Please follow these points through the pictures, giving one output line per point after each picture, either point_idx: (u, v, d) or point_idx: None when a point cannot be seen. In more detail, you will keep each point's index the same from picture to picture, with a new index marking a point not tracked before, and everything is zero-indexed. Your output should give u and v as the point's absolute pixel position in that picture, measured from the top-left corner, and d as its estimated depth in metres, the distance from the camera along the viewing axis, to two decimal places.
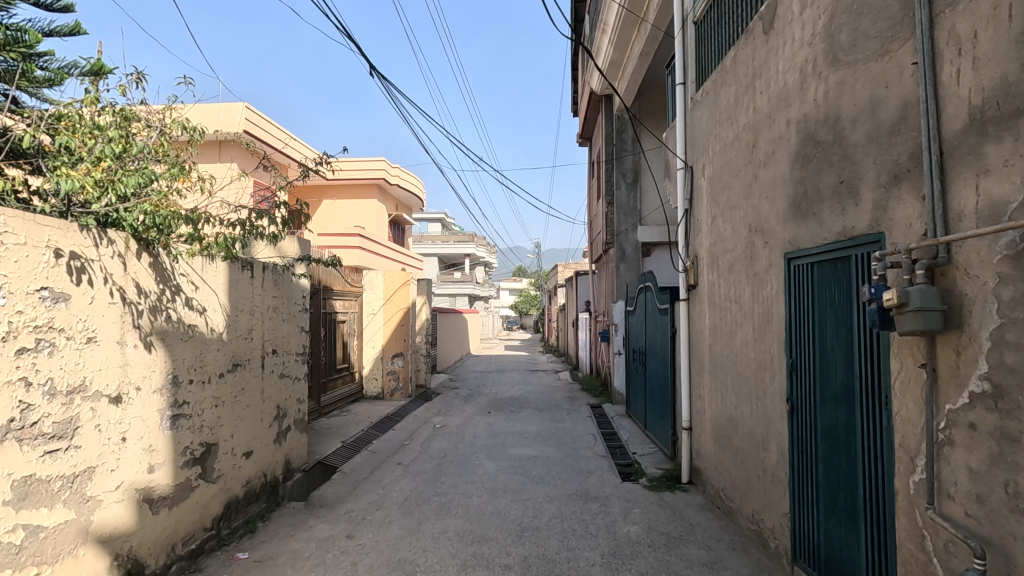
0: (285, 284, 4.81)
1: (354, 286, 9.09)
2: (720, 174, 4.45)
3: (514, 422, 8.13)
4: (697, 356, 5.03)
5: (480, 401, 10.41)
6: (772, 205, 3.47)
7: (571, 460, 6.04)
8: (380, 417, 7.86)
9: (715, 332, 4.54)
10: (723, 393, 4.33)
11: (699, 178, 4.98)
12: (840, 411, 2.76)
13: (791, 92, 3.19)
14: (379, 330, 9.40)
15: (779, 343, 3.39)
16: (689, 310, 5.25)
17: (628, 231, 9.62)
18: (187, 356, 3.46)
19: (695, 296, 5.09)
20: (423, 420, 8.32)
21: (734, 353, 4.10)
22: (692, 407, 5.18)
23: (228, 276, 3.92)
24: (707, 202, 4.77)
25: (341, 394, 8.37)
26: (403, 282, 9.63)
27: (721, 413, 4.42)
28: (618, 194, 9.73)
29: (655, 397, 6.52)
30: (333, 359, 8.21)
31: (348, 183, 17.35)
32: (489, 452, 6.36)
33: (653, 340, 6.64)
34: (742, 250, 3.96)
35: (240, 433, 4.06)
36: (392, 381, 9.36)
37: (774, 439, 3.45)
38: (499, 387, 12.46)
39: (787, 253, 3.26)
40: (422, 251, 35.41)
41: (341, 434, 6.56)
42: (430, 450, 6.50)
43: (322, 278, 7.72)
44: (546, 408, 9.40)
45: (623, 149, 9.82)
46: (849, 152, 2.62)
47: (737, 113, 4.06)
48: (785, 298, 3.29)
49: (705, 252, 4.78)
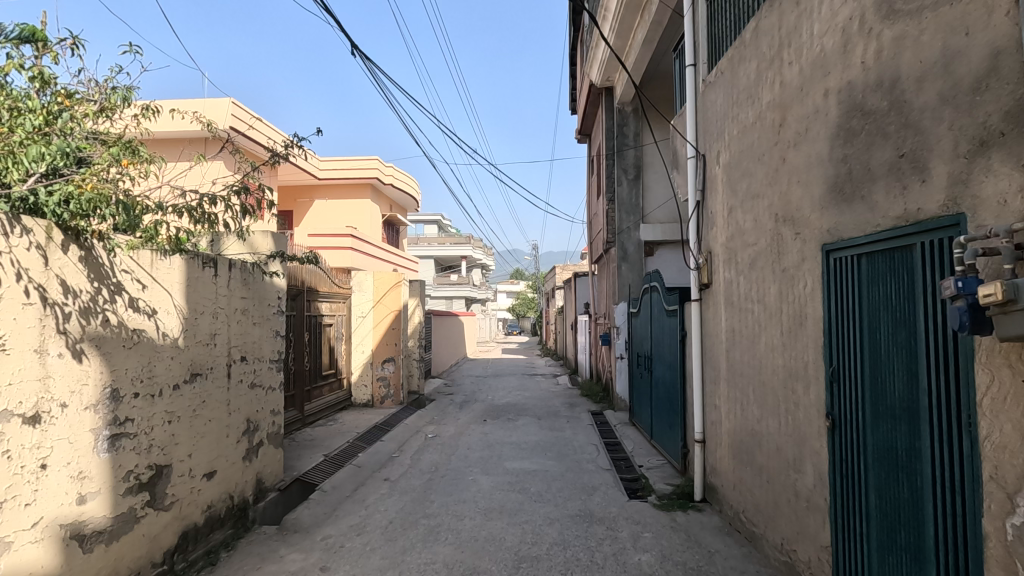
0: (256, 284, 4.34)
1: (342, 287, 8.62)
2: (738, 160, 4.00)
3: (512, 431, 7.66)
4: (711, 362, 4.58)
5: (475, 408, 9.94)
6: (805, 189, 3.02)
7: (572, 475, 5.58)
8: (368, 427, 7.39)
9: (734, 335, 4.08)
10: (744, 404, 3.88)
11: (713, 167, 4.54)
12: (898, 431, 2.31)
13: (831, 57, 2.75)
14: (369, 334, 8.92)
15: (815, 348, 2.94)
16: (702, 311, 4.80)
17: (630, 230, 9.20)
18: (130, 366, 2.99)
19: (709, 297, 4.64)
20: (414, 430, 7.84)
21: (757, 360, 3.66)
22: (706, 417, 4.73)
23: (185, 271, 3.47)
24: (723, 192, 4.32)
25: (327, 403, 7.89)
26: (394, 284, 9.15)
27: (741, 427, 3.97)
28: (619, 191, 9.29)
29: (662, 406, 6.06)
30: (319, 365, 7.73)
31: (340, 182, 16.88)
32: (484, 466, 5.89)
33: (659, 343, 6.19)
34: (766, 243, 3.51)
35: (200, 453, 3.58)
36: (382, 388, 8.90)
37: (808, 459, 3.00)
38: (496, 393, 11.98)
39: (826, 244, 2.81)
40: (418, 254, 34.92)
41: (324, 447, 6.08)
42: (420, 463, 6.03)
43: (306, 279, 7.26)
44: (544, 415, 8.93)
45: (624, 144, 9.38)
46: (912, 119, 2.18)
47: (760, 90, 3.62)
48: (824, 297, 2.84)
49: (721, 248, 4.33)
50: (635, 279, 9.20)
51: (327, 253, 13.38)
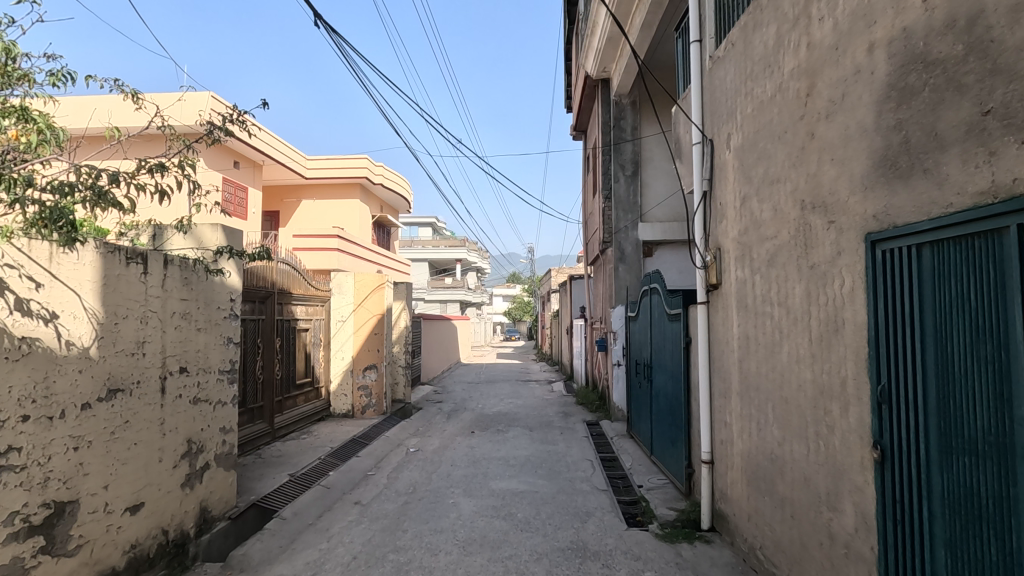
0: (201, 284, 3.78)
1: (321, 289, 8.06)
2: (753, 141, 3.48)
3: (500, 445, 7.11)
4: (721, 374, 4.04)
5: (464, 417, 9.38)
6: (841, 168, 2.50)
7: (564, 497, 5.03)
8: (345, 440, 6.83)
9: (748, 344, 3.55)
10: (761, 423, 3.34)
11: (723, 153, 4.02)
12: (980, 471, 1.82)
13: (878, 2, 2.23)
14: (350, 340, 8.32)
15: (856, 361, 2.41)
16: (709, 316, 4.26)
17: (628, 229, 8.69)
18: (17, 382, 2.44)
19: (717, 299, 4.11)
20: (396, 443, 7.28)
21: (777, 373, 3.13)
22: (714, 436, 4.19)
23: (102, 267, 2.92)
24: (734, 180, 3.80)
25: (302, 414, 7.31)
26: (377, 286, 8.66)
27: (757, 450, 3.43)
28: (616, 187, 8.77)
29: (663, 419, 5.53)
30: (293, 373, 7.17)
31: (328, 182, 16.34)
32: (468, 487, 5.33)
33: (660, 351, 5.66)
34: (790, 235, 2.99)
35: (121, 483, 3.03)
36: (363, 397, 8.34)
37: (846, 496, 2.46)
38: (487, 401, 11.41)
39: (871, 234, 2.29)
40: (411, 257, 34.35)
41: (291, 466, 5.52)
42: (396, 483, 5.47)
43: (277, 280, 6.72)
44: (537, 426, 8.37)
45: (622, 137, 8.85)
46: (1002, 63, 1.66)
47: (781, 57, 3.10)
48: (869, 299, 2.32)
49: (732, 243, 3.81)
50: (633, 281, 8.67)
51: (314, 254, 12.87)
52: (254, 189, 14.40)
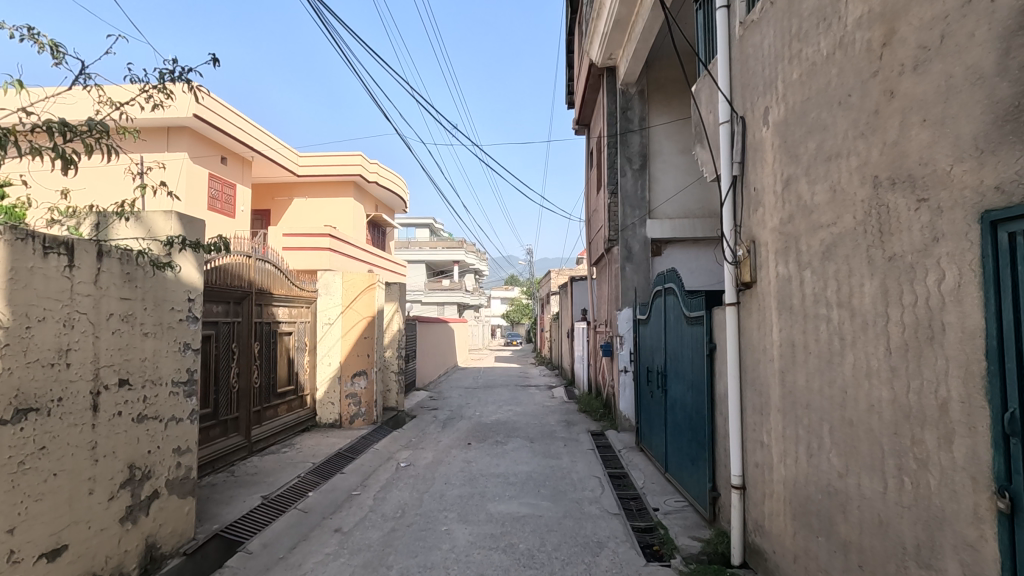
0: (148, 281, 3.22)
1: (305, 290, 7.49)
2: (800, 113, 2.94)
3: (499, 460, 6.54)
4: (756, 386, 3.49)
5: (460, 426, 8.82)
6: (940, 130, 1.95)
7: (572, 522, 4.47)
8: (330, 454, 6.25)
9: (793, 352, 3.00)
10: (813, 448, 2.79)
11: (758, 130, 3.48)
12: None
13: None
14: (337, 344, 7.75)
15: (965, 379, 1.85)
16: (740, 319, 3.71)
17: (635, 226, 8.14)
18: None
19: (751, 300, 3.56)
20: (385, 457, 6.70)
21: (838, 389, 2.58)
22: (747, 457, 3.64)
23: (8, 259, 2.37)
24: (774, 160, 3.25)
25: (284, 424, 6.74)
26: (367, 287, 8.08)
27: (805, 480, 2.87)
28: (623, 181, 8.21)
29: (681, 434, 4.97)
30: (274, 380, 6.61)
31: (320, 179, 15.77)
32: (463, 510, 4.77)
33: (677, 357, 5.11)
34: (857, 220, 2.43)
35: (32, 524, 2.46)
36: (352, 406, 7.75)
37: (950, 553, 1.90)
38: (485, 408, 10.83)
39: (992, 214, 1.74)
40: (409, 258, 33.80)
41: (265, 487, 4.94)
42: (383, 506, 4.90)
43: (255, 279, 6.15)
44: (538, 437, 7.80)
45: (629, 129, 8.31)
46: None
47: (841, 6, 2.56)
48: (988, 298, 1.76)
49: (772, 234, 3.26)
50: (642, 282, 8.11)
51: (305, 254, 12.57)
52: (243, 186, 13.88)
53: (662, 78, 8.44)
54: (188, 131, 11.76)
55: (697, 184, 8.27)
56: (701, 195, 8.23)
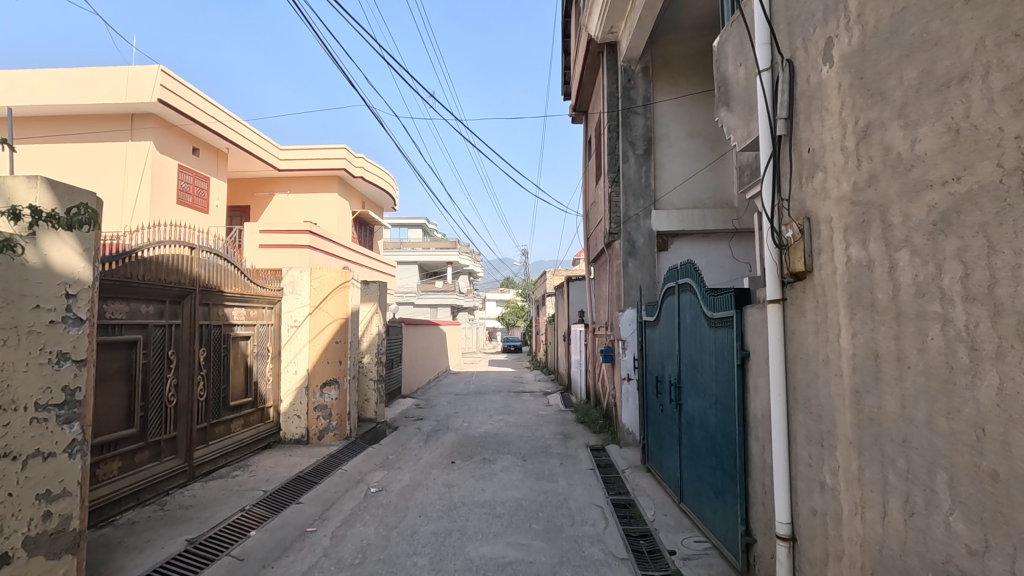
0: None
1: (267, 289, 6.63)
2: (889, 31, 2.12)
3: (485, 483, 5.66)
4: (813, 409, 2.65)
5: (445, 440, 7.95)
6: None
7: (569, 572, 3.61)
8: (287, 479, 5.38)
9: (878, 365, 2.17)
10: (920, 505, 1.94)
11: (815, 72, 2.65)
12: None
13: None
14: (304, 350, 6.87)
15: None
16: (789, 321, 2.87)
17: (639, 218, 7.31)
18: None
19: (805, 295, 2.73)
20: (354, 480, 5.83)
21: (965, 422, 1.74)
22: (798, 499, 2.79)
23: None
24: (843, 106, 2.41)
25: (238, 442, 5.86)
26: (341, 285, 7.22)
27: (902, 548, 2.02)
28: (625, 168, 7.40)
29: (701, 458, 4.13)
30: (226, 392, 5.72)
31: (302, 174, 14.91)
32: (436, 554, 3.90)
33: (696, 365, 4.28)
34: (1007, 170, 1.60)
35: None
36: (321, 420, 6.87)
37: None
38: (474, 418, 9.96)
39: None
40: (400, 259, 32.95)
41: (197, 525, 4.07)
42: (340, 548, 4.03)
43: (200, 274, 5.28)
44: (530, 454, 6.92)
45: (632, 109, 7.48)
46: None
47: None
48: None
49: (841, 205, 2.43)
50: (646, 279, 7.28)
51: (282, 252, 11.72)
52: (218, 179, 13.01)
53: (669, 54, 7.61)
54: (154, 118, 10.86)
55: (708, 171, 7.45)
56: (711, 183, 7.41)
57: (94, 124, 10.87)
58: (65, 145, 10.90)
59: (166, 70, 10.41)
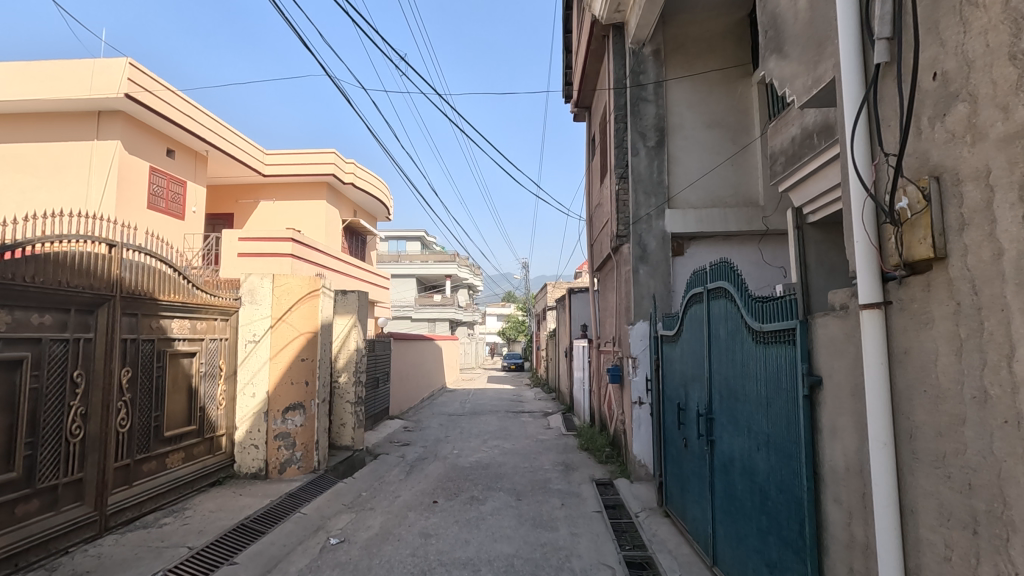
0: None
1: (219, 298, 5.71)
2: None
3: (471, 533, 4.66)
4: (954, 471, 1.70)
5: (430, 471, 6.96)
6: None
7: None
8: (226, 528, 4.39)
9: None
10: None
11: None
12: None
13: None
14: (264, 370, 5.94)
15: None
16: (899, 335, 1.93)
17: (650, 218, 6.42)
18: None
19: (930, 293, 1.79)
20: (313, 528, 4.82)
21: None
22: None
23: None
24: None
25: (176, 479, 4.90)
26: (309, 295, 6.30)
27: None
28: (634, 162, 6.52)
29: (745, 515, 3.16)
30: (159, 421, 4.78)
31: (288, 179, 14.10)
32: None
33: (736, 391, 3.33)
34: None
35: None
36: (282, 450, 5.89)
37: None
38: (467, 443, 8.98)
39: None
40: (397, 273, 32.12)
41: None
42: None
43: (125, 276, 4.37)
44: (526, 491, 5.93)
45: (643, 97, 6.62)
46: None
47: None
48: None
49: (1010, 147, 1.51)
50: (660, 287, 6.35)
51: (262, 260, 10.79)
52: (197, 184, 12.21)
53: (683, 36, 6.76)
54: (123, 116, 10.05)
55: (729, 165, 6.56)
56: (733, 180, 6.51)
57: (60, 123, 10.06)
58: (28, 145, 10.09)
59: (135, 63, 9.52)
